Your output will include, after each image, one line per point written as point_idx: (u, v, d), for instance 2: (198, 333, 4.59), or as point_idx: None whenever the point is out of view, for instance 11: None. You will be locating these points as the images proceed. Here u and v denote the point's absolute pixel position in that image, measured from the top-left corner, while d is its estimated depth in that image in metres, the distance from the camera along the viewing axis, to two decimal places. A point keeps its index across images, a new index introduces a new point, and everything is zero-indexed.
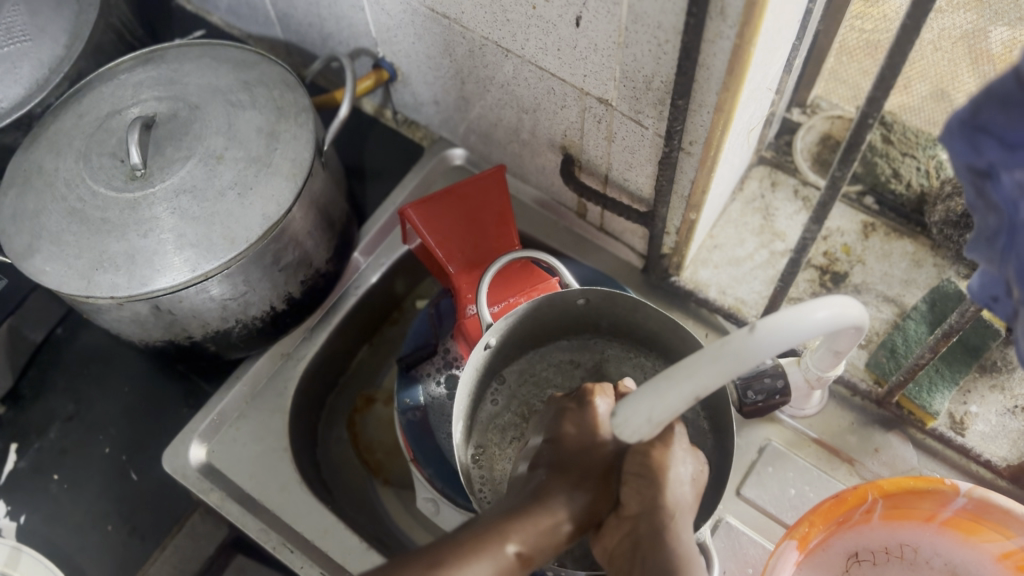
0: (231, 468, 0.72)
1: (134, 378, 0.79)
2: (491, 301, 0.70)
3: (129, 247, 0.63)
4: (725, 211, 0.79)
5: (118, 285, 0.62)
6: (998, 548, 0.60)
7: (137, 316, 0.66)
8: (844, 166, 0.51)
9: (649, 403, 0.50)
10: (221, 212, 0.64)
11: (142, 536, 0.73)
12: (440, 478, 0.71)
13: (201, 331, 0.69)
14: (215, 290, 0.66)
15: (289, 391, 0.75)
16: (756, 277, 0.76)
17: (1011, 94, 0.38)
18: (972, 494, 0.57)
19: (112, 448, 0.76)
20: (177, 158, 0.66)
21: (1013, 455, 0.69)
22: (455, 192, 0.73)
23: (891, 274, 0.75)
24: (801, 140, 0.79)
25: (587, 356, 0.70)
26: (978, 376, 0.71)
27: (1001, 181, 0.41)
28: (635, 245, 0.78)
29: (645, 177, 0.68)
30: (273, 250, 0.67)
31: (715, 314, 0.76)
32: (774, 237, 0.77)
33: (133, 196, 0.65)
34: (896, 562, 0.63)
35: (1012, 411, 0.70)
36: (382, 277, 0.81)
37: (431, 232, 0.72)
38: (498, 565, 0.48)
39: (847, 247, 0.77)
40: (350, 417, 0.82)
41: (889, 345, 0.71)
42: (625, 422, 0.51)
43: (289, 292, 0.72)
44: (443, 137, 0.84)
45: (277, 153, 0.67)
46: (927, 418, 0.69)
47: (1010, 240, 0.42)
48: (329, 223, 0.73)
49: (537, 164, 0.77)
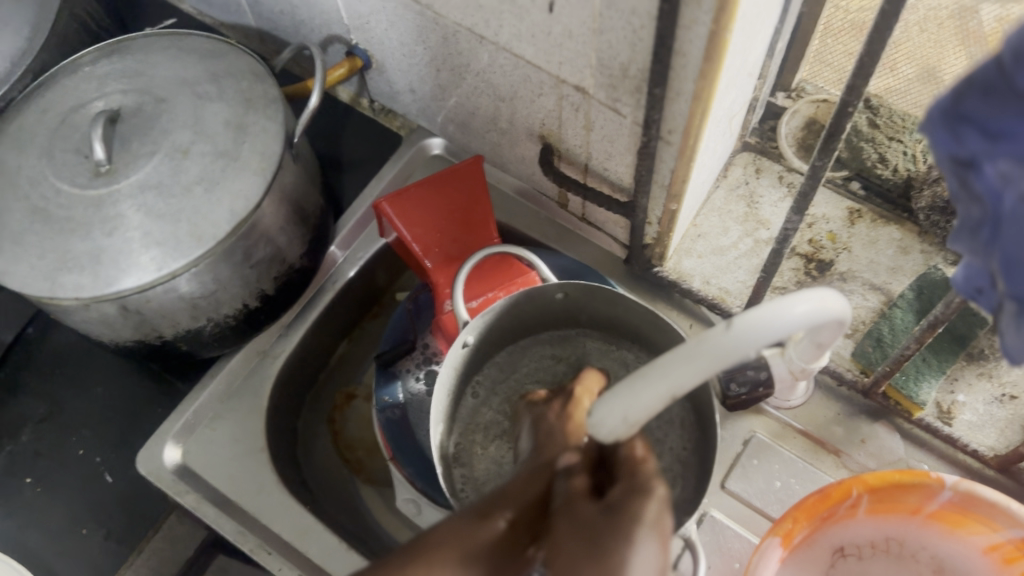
0: (205, 469, 0.71)
1: (108, 378, 0.77)
2: (469, 296, 0.68)
3: (94, 247, 0.61)
4: (709, 198, 0.77)
5: (82, 286, 0.60)
6: (985, 542, 0.59)
7: (104, 317, 0.64)
8: (825, 155, 0.50)
9: (622, 402, 0.48)
10: (188, 209, 0.63)
11: (119, 540, 0.72)
12: (420, 478, 0.70)
13: (172, 331, 0.68)
14: (184, 289, 0.64)
15: (265, 390, 0.73)
16: (741, 266, 0.74)
17: (992, 82, 0.37)
18: (957, 488, 0.56)
19: (86, 450, 0.74)
20: (143, 154, 0.64)
21: (1000, 444, 0.67)
22: (431, 183, 0.72)
23: (877, 262, 0.73)
24: (786, 125, 0.77)
25: (569, 350, 0.68)
26: (966, 364, 0.70)
27: (983, 173, 0.40)
28: (616, 235, 0.76)
29: (625, 166, 0.66)
30: (243, 247, 0.65)
31: (700, 305, 0.75)
32: (758, 225, 0.75)
33: (98, 193, 0.63)
34: (882, 556, 0.62)
35: (1000, 399, 0.69)
36: (360, 271, 0.79)
37: (408, 225, 0.70)
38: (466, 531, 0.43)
39: (833, 235, 0.75)
40: (330, 414, 0.80)
41: (875, 334, 0.70)
42: (601, 422, 0.49)
43: (262, 288, 0.70)
44: (421, 126, 0.82)
45: (246, 146, 0.65)
46: (914, 408, 0.68)
47: (993, 232, 0.41)
48: (302, 217, 0.71)
49: (516, 153, 0.76)
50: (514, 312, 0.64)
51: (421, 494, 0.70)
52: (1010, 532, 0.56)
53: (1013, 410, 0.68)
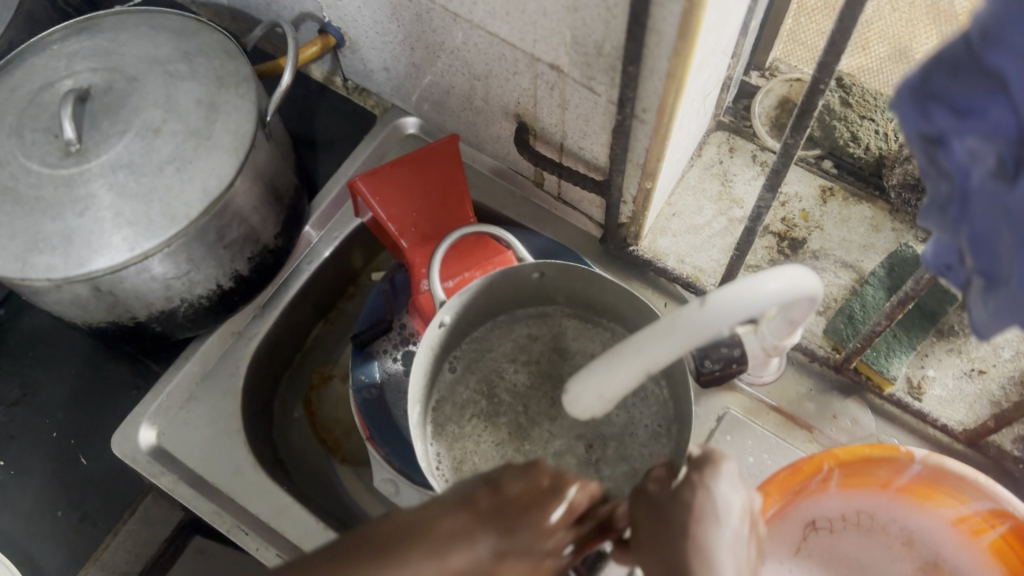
0: (181, 451, 0.70)
1: (81, 360, 0.76)
2: (446, 275, 0.68)
3: (65, 227, 0.61)
4: (684, 177, 0.77)
5: (54, 267, 0.60)
6: (953, 513, 0.60)
7: (76, 298, 0.64)
8: (797, 132, 0.50)
9: (599, 378, 0.49)
10: (160, 188, 0.62)
11: (94, 522, 0.71)
12: (397, 458, 0.69)
13: (146, 312, 0.67)
14: (157, 269, 0.63)
15: (240, 371, 0.73)
16: (715, 245, 0.75)
17: (959, 61, 0.36)
18: (927, 461, 0.57)
19: (60, 432, 0.74)
20: (114, 133, 0.64)
21: (969, 419, 0.69)
22: (406, 162, 0.71)
23: (849, 240, 0.74)
24: (760, 104, 0.78)
25: (545, 330, 0.68)
26: (936, 341, 0.71)
27: (952, 148, 0.37)
28: (592, 214, 0.77)
29: (600, 145, 0.66)
30: (216, 227, 0.65)
31: (674, 284, 0.75)
32: (732, 203, 0.76)
33: (69, 173, 0.62)
34: (853, 529, 0.63)
35: (968, 374, 0.70)
36: (336, 251, 0.79)
37: (384, 204, 0.70)
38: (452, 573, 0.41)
39: (806, 213, 0.75)
40: (306, 396, 0.80)
41: (847, 312, 0.71)
42: (577, 400, 0.51)
43: (236, 269, 0.70)
44: (396, 105, 0.82)
45: (218, 125, 0.64)
46: (885, 383, 0.69)
47: (962, 208, 0.39)
48: (276, 197, 0.71)
49: (491, 132, 0.76)
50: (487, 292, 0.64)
51: (399, 474, 0.70)
52: (978, 504, 0.58)
53: (981, 385, 0.69)
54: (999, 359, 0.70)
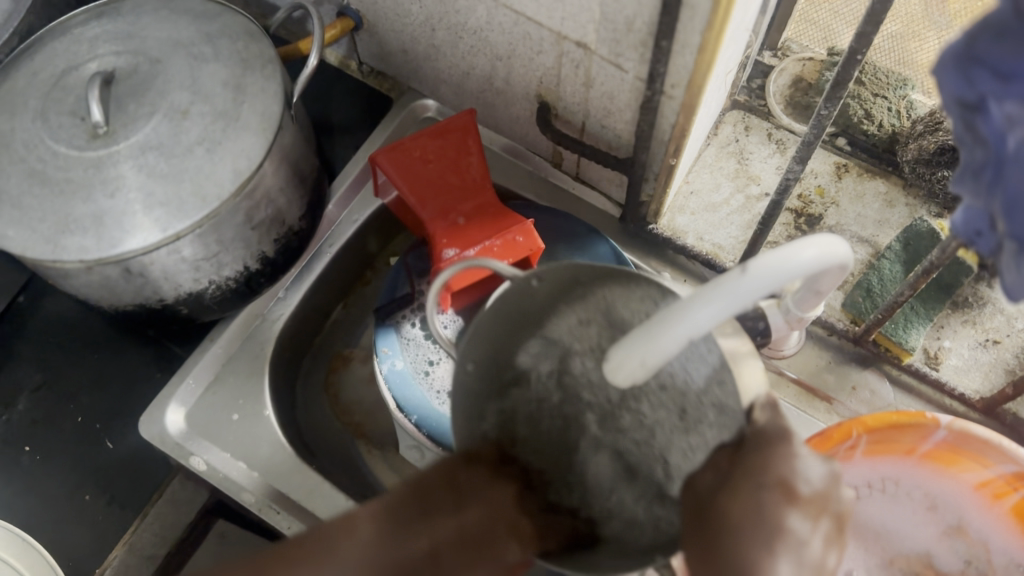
0: (210, 433, 0.71)
1: (103, 345, 0.76)
2: (466, 244, 0.68)
3: (96, 209, 0.61)
4: (700, 156, 0.78)
5: (86, 248, 0.60)
6: (977, 478, 0.61)
7: (106, 280, 0.64)
8: (831, 103, 0.51)
9: (640, 348, 0.49)
10: (190, 169, 0.62)
11: (121, 505, 0.71)
12: (425, 424, 0.70)
13: (174, 294, 0.67)
14: (187, 251, 0.64)
15: (266, 353, 0.74)
16: (733, 222, 0.76)
17: (1008, 25, 0.38)
18: (952, 427, 0.58)
19: (84, 417, 0.74)
20: (141, 115, 0.64)
21: (985, 387, 0.70)
22: (428, 137, 0.72)
23: (865, 216, 0.75)
24: (774, 83, 0.79)
25: (593, 310, 0.53)
26: (951, 312, 0.73)
27: (990, 114, 0.40)
28: (611, 193, 0.78)
29: (624, 123, 0.67)
30: (245, 208, 0.65)
31: (693, 261, 0.76)
32: (749, 181, 0.77)
33: (97, 155, 0.62)
34: (878, 495, 0.64)
35: (984, 344, 0.71)
36: (356, 234, 0.80)
37: (404, 179, 0.70)
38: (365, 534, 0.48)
39: (821, 190, 0.77)
40: (327, 375, 0.80)
41: (865, 285, 0.72)
42: (617, 367, 0.50)
43: (263, 251, 0.70)
44: (412, 88, 0.83)
45: (245, 106, 0.65)
46: (903, 354, 0.71)
47: (997, 173, 0.41)
48: (301, 178, 0.71)
49: (511, 113, 0.76)
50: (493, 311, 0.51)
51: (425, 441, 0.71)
52: (1001, 467, 0.59)
53: (996, 355, 0.71)
54: (1012, 329, 0.72)
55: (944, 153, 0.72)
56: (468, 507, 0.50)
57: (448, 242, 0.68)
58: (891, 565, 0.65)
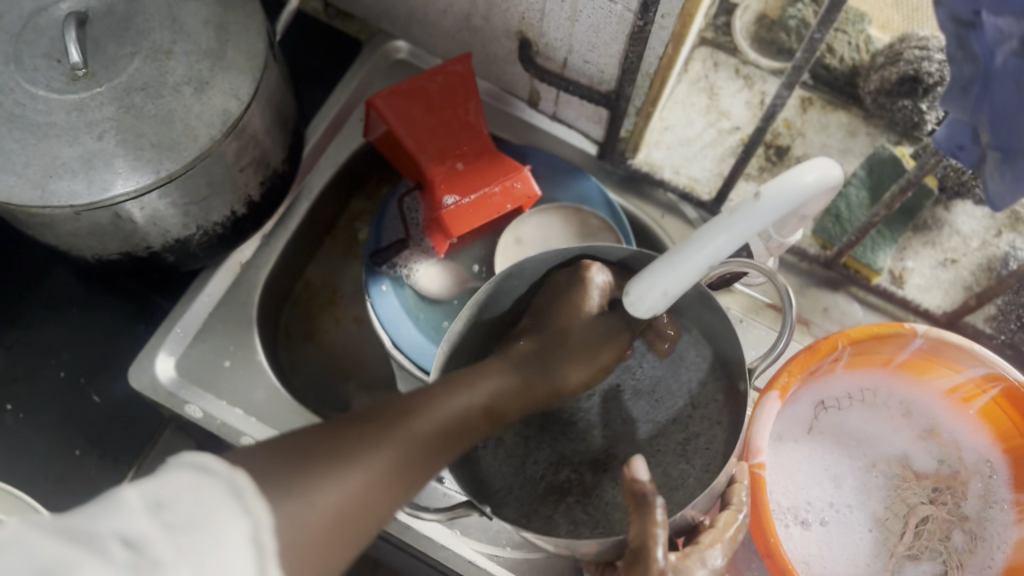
0: (204, 381, 0.70)
1: (81, 302, 0.76)
2: (466, 191, 0.68)
3: (83, 151, 0.58)
4: (673, 92, 0.81)
5: (76, 193, 0.58)
6: (947, 384, 0.66)
7: (94, 226, 0.62)
8: (823, 28, 0.54)
9: (663, 279, 0.50)
10: (178, 109, 0.61)
11: (115, 458, 0.72)
12: (404, 347, 0.71)
13: (161, 241, 0.67)
14: (178, 195, 0.63)
15: (252, 299, 0.74)
16: (706, 155, 0.79)
17: None
18: (928, 335, 0.62)
19: (68, 372, 0.74)
20: (122, 57, 0.61)
21: (945, 303, 0.75)
22: (422, 82, 0.70)
23: (829, 145, 0.79)
24: (740, 20, 0.80)
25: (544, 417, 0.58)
26: (913, 235, 0.77)
27: (984, 27, 0.47)
28: (589, 131, 0.80)
29: (609, 58, 0.68)
30: (234, 149, 0.64)
31: (669, 194, 0.79)
32: (720, 115, 0.80)
33: (79, 97, 0.59)
34: (858, 406, 0.68)
35: (944, 263, 0.76)
36: (335, 177, 0.79)
37: (397, 121, 0.70)
38: (388, 460, 0.45)
39: (788, 122, 0.80)
40: (311, 326, 0.80)
41: (834, 212, 0.76)
42: (638, 301, 0.53)
43: (249, 195, 0.69)
44: (383, 29, 0.82)
45: (229, 45, 0.63)
46: (872, 275, 0.75)
47: (985, 87, 0.49)
48: (282, 120, 0.70)
49: (489, 53, 0.77)
50: (645, 293, 0.52)
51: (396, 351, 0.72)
52: (971, 371, 0.64)
53: (955, 272, 0.76)
54: (968, 248, 0.76)
55: (903, 84, 0.74)
56: (442, 400, 0.49)
57: (447, 189, 0.68)
58: (871, 467, 0.67)
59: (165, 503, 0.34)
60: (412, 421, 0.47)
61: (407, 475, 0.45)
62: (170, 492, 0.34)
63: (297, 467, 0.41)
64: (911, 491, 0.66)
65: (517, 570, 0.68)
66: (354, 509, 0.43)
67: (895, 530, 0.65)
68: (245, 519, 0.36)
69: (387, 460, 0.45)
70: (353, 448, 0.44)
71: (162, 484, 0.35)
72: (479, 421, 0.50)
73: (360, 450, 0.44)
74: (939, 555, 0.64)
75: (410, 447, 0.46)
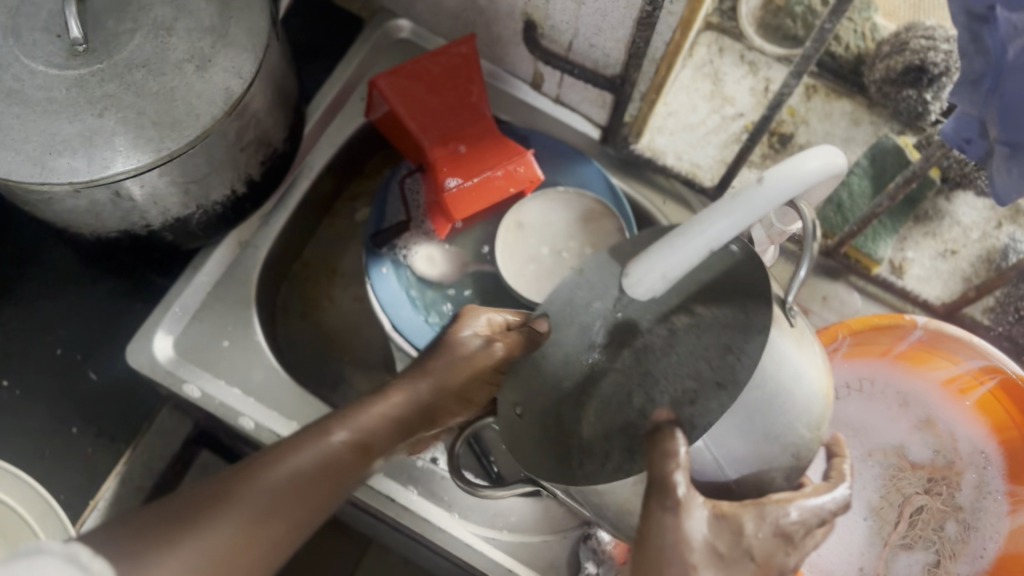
0: (202, 360, 0.70)
1: (78, 278, 0.76)
2: (468, 174, 0.68)
3: (83, 128, 0.58)
4: (677, 76, 0.80)
5: (76, 169, 0.57)
6: (944, 375, 0.66)
7: (93, 204, 0.61)
8: (834, 18, 0.54)
9: (663, 261, 0.44)
10: (179, 87, 0.60)
11: (111, 436, 0.72)
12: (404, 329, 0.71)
13: (161, 219, 0.66)
14: (178, 174, 0.62)
15: (252, 279, 0.74)
16: (710, 142, 0.79)
17: None
18: (927, 327, 0.62)
19: (64, 349, 0.73)
20: (123, 32, 0.60)
21: (944, 294, 0.75)
22: (426, 62, 0.70)
23: (832, 133, 0.79)
24: (746, 5, 0.79)
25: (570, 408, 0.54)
26: (913, 226, 0.77)
27: (998, 22, 0.47)
28: (592, 115, 0.79)
29: (615, 42, 0.67)
30: (235, 128, 0.63)
31: (673, 181, 0.78)
32: (724, 101, 0.79)
33: (80, 74, 0.59)
34: (857, 396, 0.69)
35: (944, 254, 0.76)
36: (335, 157, 0.78)
37: (400, 101, 0.69)
38: (228, 528, 0.45)
39: (792, 109, 0.79)
40: (309, 306, 0.79)
41: (836, 201, 0.76)
42: (636, 283, 0.46)
43: (249, 174, 0.69)
44: (385, 7, 0.81)
45: (232, 22, 0.63)
46: (872, 265, 0.75)
47: (996, 82, 0.49)
48: (283, 98, 0.69)
49: (493, 34, 0.76)
50: (641, 277, 0.46)
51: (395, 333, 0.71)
52: (969, 363, 0.63)
53: (954, 263, 0.76)
54: (968, 240, 0.76)
55: (908, 74, 0.74)
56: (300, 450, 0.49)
57: (449, 171, 0.68)
58: (867, 457, 0.69)
59: None
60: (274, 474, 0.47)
61: (276, 539, 0.47)
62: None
63: (146, 536, 0.43)
64: (907, 481, 0.68)
65: (513, 552, 0.68)
66: (207, 574, 0.43)
67: (889, 519, 0.67)
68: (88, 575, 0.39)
69: (219, 531, 0.44)
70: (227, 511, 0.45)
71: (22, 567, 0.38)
72: (350, 458, 0.51)
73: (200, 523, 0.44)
74: (932, 545, 0.66)
75: (285, 500, 0.47)
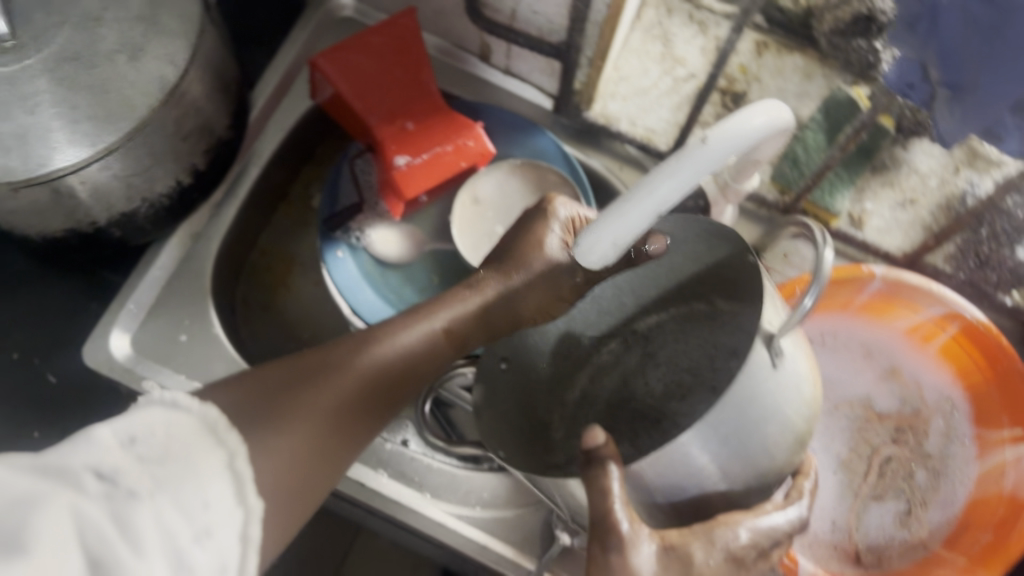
0: (160, 356, 0.69)
1: (32, 281, 0.75)
2: (417, 151, 0.67)
3: (15, 126, 0.56)
4: (624, 40, 0.77)
5: (11, 169, 0.55)
6: (907, 324, 0.66)
7: (34, 204, 0.60)
8: None
9: (613, 226, 0.47)
10: (112, 79, 0.59)
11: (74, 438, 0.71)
12: (365, 313, 0.70)
13: (107, 215, 0.65)
14: (119, 167, 0.61)
15: (207, 271, 0.73)
16: (663, 104, 0.78)
17: None
18: (886, 277, 0.62)
19: (21, 353, 0.73)
20: (51, 26, 0.59)
21: (906, 244, 0.76)
22: (367, 40, 0.69)
23: (786, 89, 0.77)
24: None
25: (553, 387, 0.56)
26: (872, 177, 0.77)
27: None
28: (543, 85, 0.79)
29: (556, 7, 0.66)
30: (175, 117, 0.62)
31: (629, 145, 0.79)
32: (675, 62, 0.77)
33: (7, 71, 0.57)
34: (819, 349, 0.69)
35: (903, 204, 0.76)
36: (285, 142, 0.77)
37: (344, 81, 0.68)
38: (320, 417, 0.47)
39: (744, 67, 0.79)
40: (269, 294, 0.78)
41: (791, 156, 0.76)
42: (588, 251, 0.48)
43: (194, 164, 0.68)
44: None
45: (163, 10, 0.61)
46: (829, 218, 0.76)
47: (932, 23, 0.48)
48: (224, 84, 0.68)
49: (436, 7, 0.75)
50: (595, 239, 0.48)
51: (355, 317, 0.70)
52: (930, 311, 0.63)
53: (914, 213, 0.76)
54: (927, 188, 0.75)
55: None
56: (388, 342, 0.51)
57: (398, 150, 0.67)
58: (834, 410, 0.69)
59: (140, 439, 0.37)
60: (357, 371, 0.50)
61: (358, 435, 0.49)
62: (144, 428, 0.37)
63: (252, 416, 0.44)
64: (874, 432, 0.68)
65: (488, 529, 0.68)
66: (298, 464, 0.45)
67: (859, 471, 0.66)
68: (220, 448, 0.39)
69: (307, 420, 0.46)
70: (322, 398, 0.47)
71: (134, 421, 0.37)
72: (430, 356, 0.53)
73: (299, 405, 0.46)
74: (903, 494, 0.65)
75: (366, 392, 0.50)
